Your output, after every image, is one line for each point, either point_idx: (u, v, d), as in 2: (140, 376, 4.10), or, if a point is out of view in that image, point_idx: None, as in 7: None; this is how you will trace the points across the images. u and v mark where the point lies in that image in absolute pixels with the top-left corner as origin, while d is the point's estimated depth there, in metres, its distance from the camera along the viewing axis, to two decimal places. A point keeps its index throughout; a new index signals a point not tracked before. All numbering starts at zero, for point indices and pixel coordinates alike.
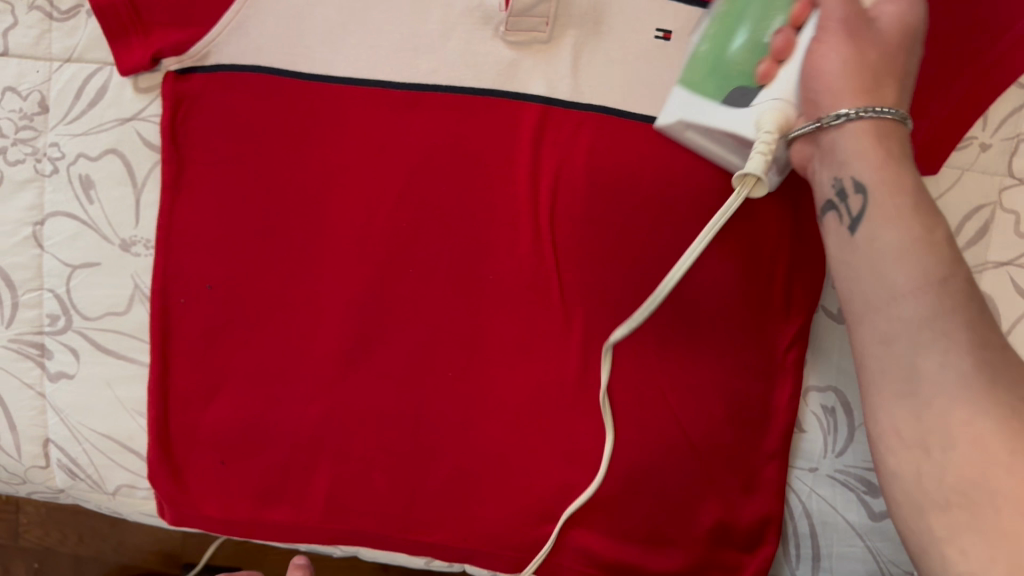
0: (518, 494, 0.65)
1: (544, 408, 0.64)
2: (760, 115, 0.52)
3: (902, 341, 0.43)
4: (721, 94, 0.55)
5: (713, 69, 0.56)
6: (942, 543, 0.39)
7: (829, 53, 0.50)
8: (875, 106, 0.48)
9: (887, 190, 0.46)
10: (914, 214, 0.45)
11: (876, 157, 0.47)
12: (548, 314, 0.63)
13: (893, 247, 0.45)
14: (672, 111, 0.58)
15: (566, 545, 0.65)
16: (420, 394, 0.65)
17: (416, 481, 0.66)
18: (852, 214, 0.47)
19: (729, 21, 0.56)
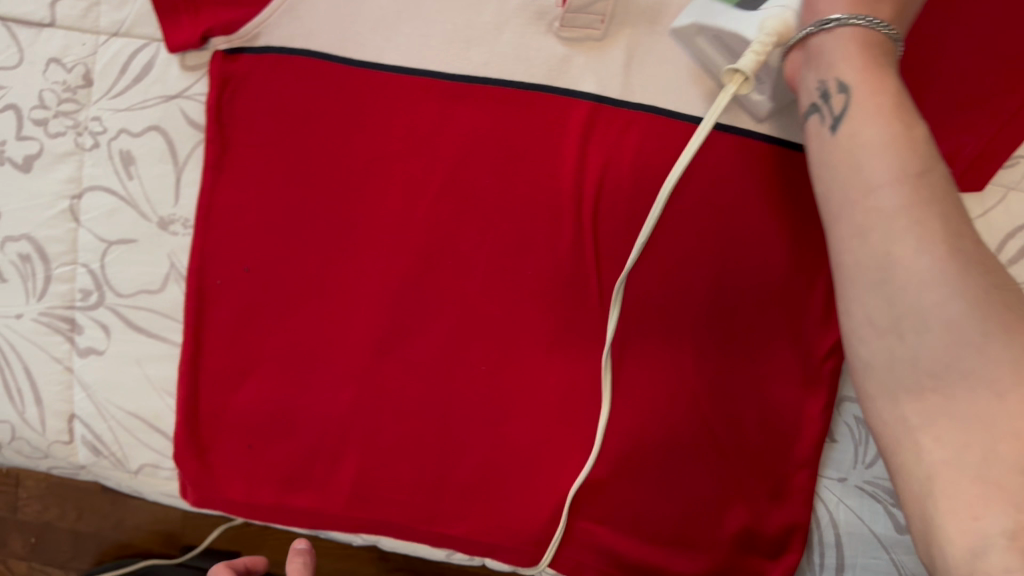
0: (545, 490, 0.65)
1: (576, 405, 0.64)
2: (766, 16, 0.52)
3: (876, 231, 0.40)
4: None
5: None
6: (913, 430, 0.37)
7: None
8: (869, 16, 0.47)
9: (870, 88, 0.44)
10: (898, 110, 0.43)
11: (859, 62, 0.46)
12: (586, 311, 0.63)
13: (876, 143, 0.42)
14: (689, 15, 0.56)
15: (589, 544, 0.65)
16: (452, 387, 0.65)
17: (443, 474, 0.65)
18: (835, 115, 0.46)
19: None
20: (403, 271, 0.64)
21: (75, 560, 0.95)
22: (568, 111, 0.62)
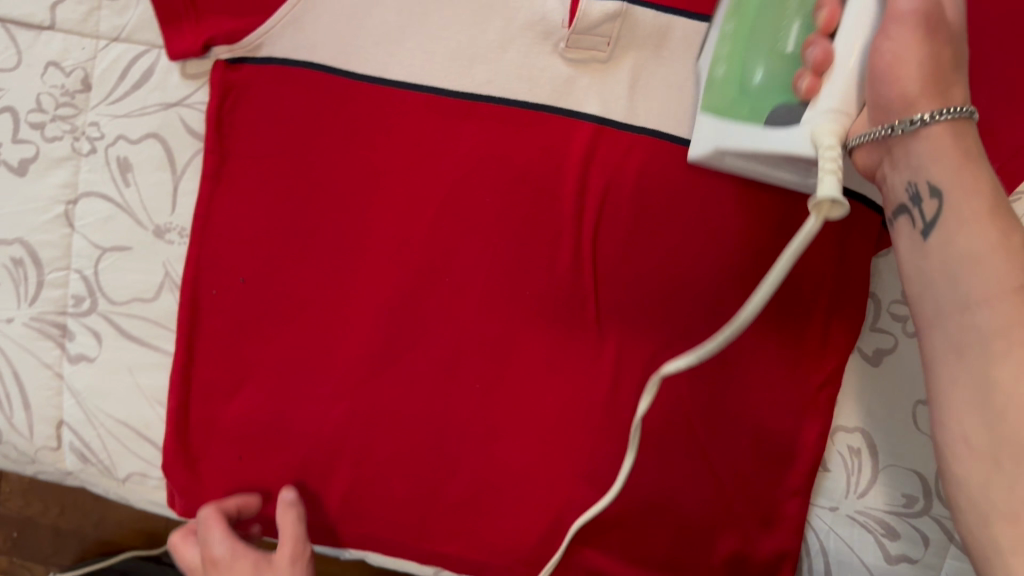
0: (535, 510, 0.65)
1: (570, 427, 0.64)
2: (816, 125, 0.47)
3: (972, 351, 0.42)
4: (763, 115, 0.52)
5: (743, 91, 0.54)
6: (1006, 553, 0.39)
7: (900, 53, 0.46)
8: (949, 106, 0.46)
9: (964, 194, 0.44)
10: (995, 216, 0.43)
11: (953, 161, 0.45)
12: (583, 334, 0.63)
13: (987, 265, 0.42)
14: (708, 140, 0.57)
15: (578, 564, 0.66)
16: (446, 404, 0.64)
17: (435, 490, 0.65)
18: (925, 219, 0.46)
19: (745, 43, 0.55)
20: (400, 288, 0.63)
21: (55, 557, 0.94)
22: (571, 133, 0.61)
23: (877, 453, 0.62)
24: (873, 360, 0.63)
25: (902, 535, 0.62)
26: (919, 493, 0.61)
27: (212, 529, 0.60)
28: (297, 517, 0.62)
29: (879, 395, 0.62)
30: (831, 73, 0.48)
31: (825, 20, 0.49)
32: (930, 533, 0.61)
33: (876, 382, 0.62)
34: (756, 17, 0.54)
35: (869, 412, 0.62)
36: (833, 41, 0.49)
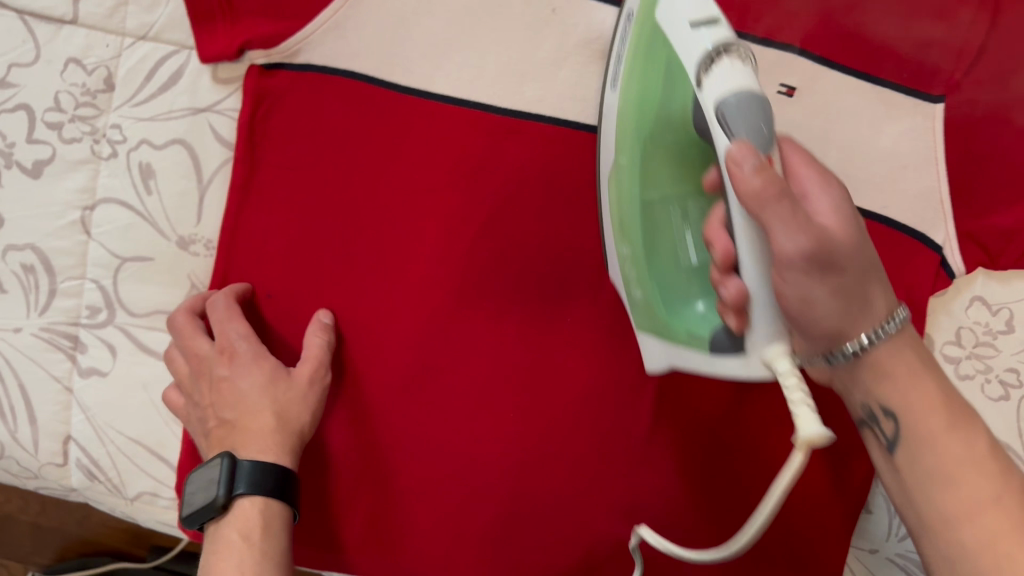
0: (566, 544, 0.63)
1: (607, 459, 0.62)
2: (765, 353, 0.42)
3: (966, 563, 0.37)
4: (705, 343, 0.47)
5: (671, 319, 0.50)
6: None
7: (807, 297, 0.39)
8: (885, 316, 0.41)
9: (920, 409, 0.41)
10: (919, 385, 0.41)
11: (902, 374, 0.41)
12: (626, 365, 0.61)
13: (940, 457, 0.40)
14: (659, 357, 0.54)
15: None
16: (479, 433, 0.62)
17: (462, 522, 0.63)
18: (887, 438, 0.42)
19: (650, 265, 0.50)
20: (436, 311, 0.61)
21: (35, 555, 0.91)
22: None
23: None
24: None
25: None
26: None
27: (230, 319, 0.57)
28: (327, 336, 0.59)
29: None
30: (752, 304, 0.41)
31: (721, 258, 0.42)
32: None
33: None
34: (644, 239, 0.50)
35: None
36: (739, 275, 0.42)
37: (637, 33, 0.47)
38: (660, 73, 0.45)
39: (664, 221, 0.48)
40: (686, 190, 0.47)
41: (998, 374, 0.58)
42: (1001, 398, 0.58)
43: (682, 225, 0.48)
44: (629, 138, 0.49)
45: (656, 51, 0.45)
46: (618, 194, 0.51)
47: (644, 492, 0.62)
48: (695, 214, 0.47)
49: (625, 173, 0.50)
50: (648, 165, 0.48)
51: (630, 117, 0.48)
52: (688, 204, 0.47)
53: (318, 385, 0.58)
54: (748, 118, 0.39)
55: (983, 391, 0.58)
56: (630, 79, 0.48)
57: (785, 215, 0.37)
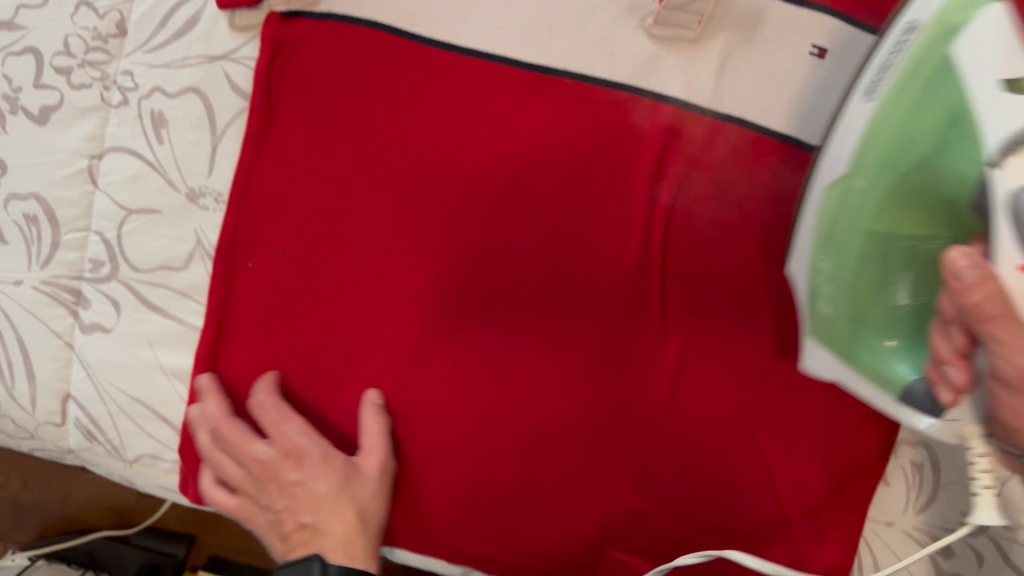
0: (579, 515, 0.61)
1: (623, 429, 0.60)
2: (957, 427, 0.42)
3: None
4: (894, 386, 0.45)
5: (852, 344, 0.48)
6: None
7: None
8: None
9: None
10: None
11: None
12: (646, 332, 0.60)
13: None
14: (827, 369, 0.51)
15: (608, 567, 0.62)
16: (493, 399, 0.61)
17: (474, 489, 0.62)
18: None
19: (852, 295, 0.47)
20: (453, 272, 0.59)
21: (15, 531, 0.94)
22: (648, 116, 0.58)
23: (940, 467, 0.58)
24: None
25: (957, 554, 0.58)
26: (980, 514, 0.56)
27: (289, 418, 0.58)
28: (383, 419, 0.59)
29: None
30: (973, 395, 0.40)
31: (964, 344, 0.39)
32: (987, 554, 0.57)
33: None
34: (864, 263, 0.46)
35: None
36: (976, 362, 0.39)
37: (909, 66, 0.44)
38: (935, 113, 0.42)
39: (888, 251, 0.45)
40: (925, 235, 0.43)
41: None
42: None
43: (905, 271, 0.44)
44: (881, 177, 0.44)
45: (944, 79, 0.42)
46: (837, 201, 0.48)
47: (661, 464, 0.60)
48: (925, 258, 0.44)
49: (857, 197, 0.46)
50: (881, 215, 0.44)
51: (882, 152, 0.44)
52: (917, 247, 0.44)
53: (387, 468, 0.58)
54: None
55: None
56: (902, 91, 0.44)
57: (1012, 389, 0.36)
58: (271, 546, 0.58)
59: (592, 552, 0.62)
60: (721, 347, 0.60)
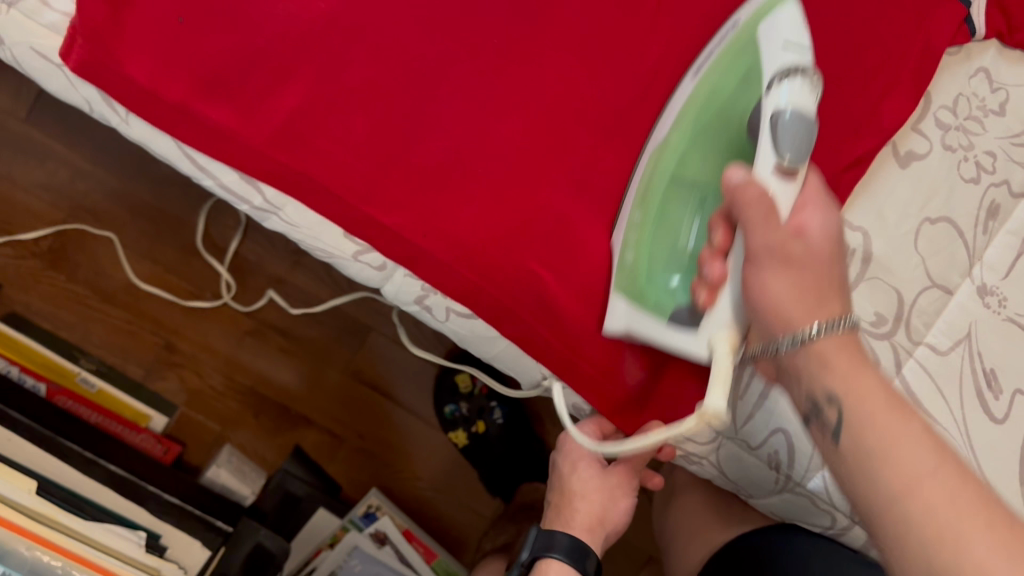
0: (507, 206, 0.56)
1: (575, 124, 0.57)
2: (712, 336, 0.49)
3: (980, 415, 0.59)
4: (668, 312, 0.53)
5: (648, 288, 0.54)
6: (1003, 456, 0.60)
7: (772, 282, 0.46)
8: (833, 318, 0.46)
9: (859, 397, 0.44)
10: (861, 367, 0.45)
11: (839, 369, 0.45)
12: (622, 36, 0.57)
13: (882, 434, 0.43)
14: (618, 319, 0.56)
15: (521, 277, 0.56)
16: (451, 52, 0.55)
17: (402, 147, 0.55)
18: (832, 426, 0.45)
19: (654, 237, 0.54)
20: None
21: None
22: None
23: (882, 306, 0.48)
24: (902, 161, 0.60)
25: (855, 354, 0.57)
26: (889, 316, 0.58)
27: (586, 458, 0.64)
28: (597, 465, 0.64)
29: (895, 198, 0.59)
30: (723, 289, 0.49)
31: (720, 241, 0.50)
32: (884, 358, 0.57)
33: (900, 182, 0.60)
34: (653, 219, 0.54)
35: (875, 215, 0.59)
36: (725, 261, 0.49)
37: (739, 40, 0.52)
38: (737, 72, 0.52)
39: (727, 115, 0.53)
40: (711, 184, 0.53)
41: (976, 155, 0.61)
42: (973, 178, 0.60)
43: (693, 212, 0.53)
44: (747, 31, 0.52)
45: (745, 49, 0.52)
46: (655, 163, 0.54)
47: (606, 174, 0.58)
48: (707, 208, 0.53)
49: (638, 236, 0.54)
50: (696, 139, 0.53)
51: (698, 99, 0.53)
52: (705, 200, 0.53)
53: (605, 511, 0.63)
54: (784, 143, 0.47)
55: (960, 166, 0.60)
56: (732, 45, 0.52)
57: (760, 216, 0.46)
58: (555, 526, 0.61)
59: (511, 259, 0.56)
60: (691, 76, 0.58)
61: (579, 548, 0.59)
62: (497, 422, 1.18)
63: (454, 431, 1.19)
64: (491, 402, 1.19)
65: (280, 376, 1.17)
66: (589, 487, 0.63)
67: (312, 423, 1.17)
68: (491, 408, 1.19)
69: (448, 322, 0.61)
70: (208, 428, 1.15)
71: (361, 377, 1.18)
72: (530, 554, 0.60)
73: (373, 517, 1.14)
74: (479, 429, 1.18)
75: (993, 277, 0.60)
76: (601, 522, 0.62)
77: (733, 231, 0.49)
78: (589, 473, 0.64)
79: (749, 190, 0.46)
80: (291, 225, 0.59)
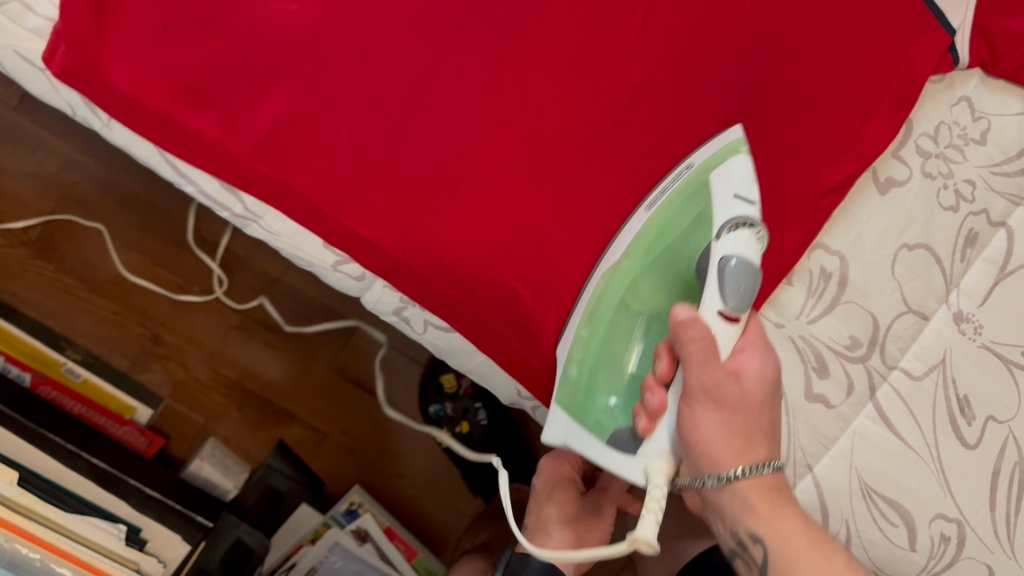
0: (488, 222, 0.55)
1: (557, 142, 0.56)
2: (648, 464, 0.48)
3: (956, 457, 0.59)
4: (607, 433, 0.51)
5: (590, 407, 0.53)
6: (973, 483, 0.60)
7: (705, 421, 0.46)
8: (757, 461, 0.47)
9: (781, 534, 0.46)
10: (783, 506, 0.47)
11: (760, 520, 0.47)
12: (606, 57, 0.57)
13: (803, 571, 0.46)
14: (556, 432, 0.54)
15: (498, 292, 0.56)
16: (434, 68, 0.55)
17: (382, 161, 0.55)
18: (759, 563, 0.47)
19: (599, 357, 0.54)
20: None
21: None
22: None
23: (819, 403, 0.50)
24: (882, 187, 0.62)
25: (831, 376, 0.61)
26: (864, 340, 0.61)
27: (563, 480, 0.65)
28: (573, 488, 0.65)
29: (871, 226, 0.62)
30: (661, 420, 0.48)
31: (663, 372, 0.48)
32: (857, 382, 0.60)
33: (873, 208, 0.62)
34: (598, 342, 0.54)
35: (853, 240, 0.62)
36: (666, 392, 0.48)
37: (692, 182, 0.53)
38: (689, 215, 0.53)
39: (676, 252, 0.53)
40: (657, 313, 0.53)
41: (955, 183, 0.62)
42: (952, 207, 0.61)
43: (638, 337, 0.53)
44: (686, 199, 0.53)
45: (696, 197, 0.53)
46: (604, 286, 0.54)
47: (590, 191, 0.57)
48: (653, 333, 0.53)
49: (584, 348, 0.54)
50: (648, 268, 0.54)
51: (640, 250, 0.54)
52: (651, 325, 0.53)
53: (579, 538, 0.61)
54: (736, 285, 0.47)
55: (938, 194, 0.62)
56: (680, 200, 0.53)
57: (699, 357, 0.45)
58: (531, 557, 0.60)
59: (489, 274, 0.56)
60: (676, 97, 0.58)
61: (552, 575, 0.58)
62: (481, 423, 1.12)
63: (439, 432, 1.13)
64: (476, 402, 1.13)
65: (267, 371, 1.14)
66: (561, 516, 0.62)
67: (296, 419, 1.15)
68: (477, 409, 1.13)
69: (425, 335, 0.62)
70: (193, 421, 1.12)
71: (346, 374, 1.16)
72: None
73: (355, 514, 1.12)
74: (462, 430, 1.12)
75: (970, 304, 0.60)
76: (577, 549, 0.61)
77: (678, 364, 0.48)
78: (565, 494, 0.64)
79: (693, 331, 0.45)
80: (272, 233, 0.59)
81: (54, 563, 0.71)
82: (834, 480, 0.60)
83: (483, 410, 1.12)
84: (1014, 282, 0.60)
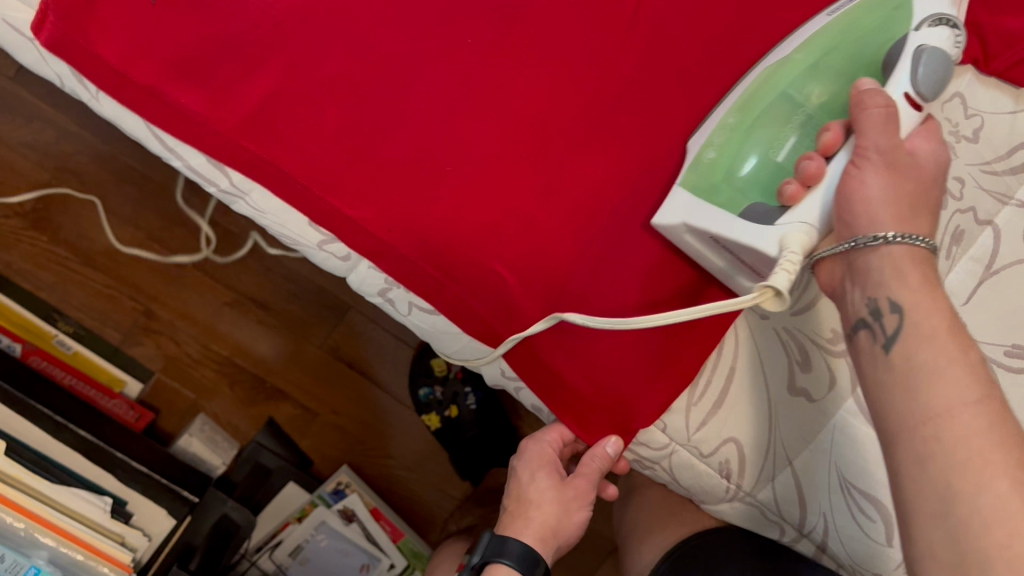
0: (475, 207, 0.55)
1: (545, 129, 0.56)
2: (787, 232, 0.49)
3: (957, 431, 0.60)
4: (741, 207, 0.53)
5: (724, 184, 0.54)
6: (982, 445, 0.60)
7: (868, 177, 0.48)
8: (913, 233, 0.46)
9: (926, 308, 0.44)
10: (932, 288, 0.44)
11: (913, 278, 0.45)
12: (596, 46, 0.57)
13: (941, 356, 0.42)
14: (676, 211, 0.54)
15: (485, 276, 0.56)
16: (424, 51, 0.55)
17: (370, 142, 0.55)
18: (887, 335, 0.44)
19: (746, 142, 0.54)
20: None
21: None
22: None
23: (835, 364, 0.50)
24: None
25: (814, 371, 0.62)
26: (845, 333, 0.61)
27: (543, 464, 0.63)
28: (553, 471, 0.63)
29: None
30: (814, 188, 0.50)
31: (825, 143, 0.50)
32: (839, 377, 0.61)
33: None
34: (744, 129, 0.54)
35: None
36: (830, 162, 0.50)
37: None
38: (880, 14, 0.55)
39: (862, 49, 0.55)
40: (812, 110, 0.54)
41: (944, 180, 0.62)
42: (940, 204, 0.62)
43: (794, 126, 0.54)
44: (874, 6, 0.55)
45: (888, 10, 0.55)
46: (772, 74, 0.55)
47: (577, 179, 0.56)
48: (809, 128, 0.54)
49: (728, 131, 0.55)
50: (824, 61, 0.54)
51: (830, 34, 0.55)
52: (810, 119, 0.54)
53: (557, 523, 0.62)
54: (934, 69, 0.50)
55: None
56: (869, 11, 0.55)
57: (879, 119, 0.48)
58: (508, 533, 0.61)
59: (475, 259, 0.56)
60: (663, 91, 0.58)
61: (530, 557, 0.59)
62: (470, 407, 1.12)
63: (427, 413, 1.12)
64: (466, 386, 1.13)
65: (258, 347, 1.12)
66: (542, 498, 0.63)
67: (287, 397, 1.12)
68: (465, 393, 1.13)
69: (410, 317, 0.62)
70: (184, 395, 1.11)
71: (339, 354, 1.13)
72: (481, 559, 0.61)
73: (342, 494, 1.09)
74: (451, 414, 1.12)
75: (953, 302, 0.61)
76: (553, 532, 0.62)
77: (846, 138, 0.50)
78: (545, 480, 0.63)
79: (875, 99, 0.48)
80: (257, 211, 0.59)
81: (37, 532, 0.71)
82: (811, 472, 0.62)
83: (472, 395, 1.12)
84: (999, 282, 0.61)
